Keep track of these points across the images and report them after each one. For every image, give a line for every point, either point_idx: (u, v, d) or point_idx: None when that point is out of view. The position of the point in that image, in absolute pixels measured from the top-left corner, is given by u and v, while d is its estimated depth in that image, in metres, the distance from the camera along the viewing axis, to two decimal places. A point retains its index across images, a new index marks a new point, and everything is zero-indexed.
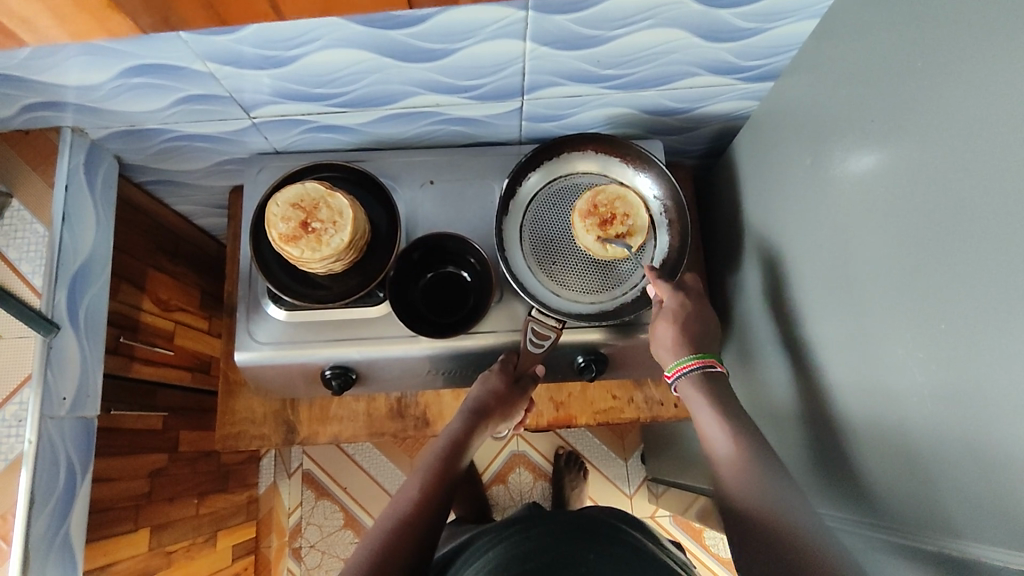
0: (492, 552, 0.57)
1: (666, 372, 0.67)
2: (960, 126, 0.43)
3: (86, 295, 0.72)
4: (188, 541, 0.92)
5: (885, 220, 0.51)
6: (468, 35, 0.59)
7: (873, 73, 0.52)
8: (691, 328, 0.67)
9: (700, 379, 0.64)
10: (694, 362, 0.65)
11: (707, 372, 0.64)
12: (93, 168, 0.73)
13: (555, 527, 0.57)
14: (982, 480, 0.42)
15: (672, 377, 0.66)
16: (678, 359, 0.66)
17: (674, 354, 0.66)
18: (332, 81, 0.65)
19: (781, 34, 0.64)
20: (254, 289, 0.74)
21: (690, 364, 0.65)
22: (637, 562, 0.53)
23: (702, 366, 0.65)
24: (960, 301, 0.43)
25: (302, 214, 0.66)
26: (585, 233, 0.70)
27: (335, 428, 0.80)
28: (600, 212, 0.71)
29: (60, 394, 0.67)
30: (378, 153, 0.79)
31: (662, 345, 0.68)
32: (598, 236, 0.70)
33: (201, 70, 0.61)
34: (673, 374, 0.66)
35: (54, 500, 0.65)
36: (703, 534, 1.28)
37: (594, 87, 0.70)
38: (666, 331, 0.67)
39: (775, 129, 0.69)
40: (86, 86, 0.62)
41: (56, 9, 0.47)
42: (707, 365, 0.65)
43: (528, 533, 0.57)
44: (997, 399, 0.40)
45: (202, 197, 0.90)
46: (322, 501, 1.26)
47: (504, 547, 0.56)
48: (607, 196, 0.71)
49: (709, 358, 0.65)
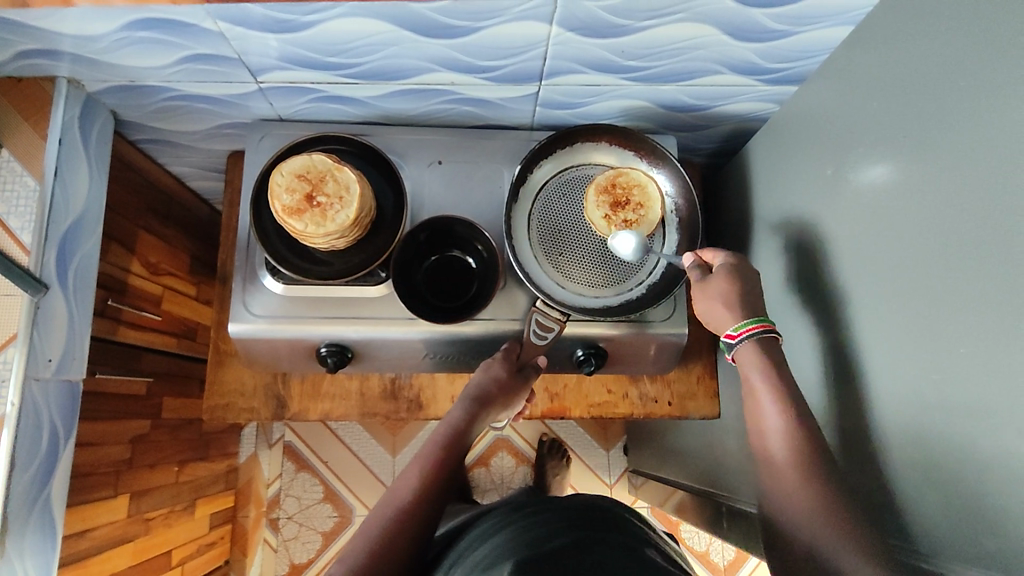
0: (497, 539, 0.56)
1: (732, 330, 0.63)
2: (992, 147, 0.43)
3: (76, 254, 0.69)
4: (167, 508, 0.90)
5: (907, 238, 0.51)
6: (494, 14, 0.57)
7: (903, 87, 0.52)
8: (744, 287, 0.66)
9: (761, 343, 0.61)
10: (759, 323, 0.62)
11: (765, 339, 0.62)
12: (88, 121, 0.70)
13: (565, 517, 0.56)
14: (989, 503, 0.43)
15: (735, 337, 0.62)
16: (742, 321, 0.63)
17: (734, 316, 0.63)
18: (347, 51, 0.63)
19: (809, 39, 0.63)
20: (251, 260, 0.72)
21: (752, 328, 0.62)
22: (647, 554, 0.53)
23: (760, 332, 0.62)
24: (982, 326, 0.43)
25: (308, 186, 0.64)
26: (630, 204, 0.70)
27: (326, 406, 0.79)
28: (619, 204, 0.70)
29: (45, 355, 0.65)
30: (386, 128, 0.77)
31: (719, 303, 0.64)
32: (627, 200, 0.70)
33: (210, 29, 0.58)
34: (737, 335, 0.62)
35: (36, 463, 0.63)
36: (679, 527, 1.30)
37: (615, 77, 0.69)
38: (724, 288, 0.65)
39: (794, 134, 0.68)
40: (87, 36, 0.59)
41: None
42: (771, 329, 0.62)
43: (535, 520, 0.57)
44: (1009, 427, 0.41)
45: (198, 159, 0.87)
46: (302, 474, 1.25)
47: (510, 534, 0.56)
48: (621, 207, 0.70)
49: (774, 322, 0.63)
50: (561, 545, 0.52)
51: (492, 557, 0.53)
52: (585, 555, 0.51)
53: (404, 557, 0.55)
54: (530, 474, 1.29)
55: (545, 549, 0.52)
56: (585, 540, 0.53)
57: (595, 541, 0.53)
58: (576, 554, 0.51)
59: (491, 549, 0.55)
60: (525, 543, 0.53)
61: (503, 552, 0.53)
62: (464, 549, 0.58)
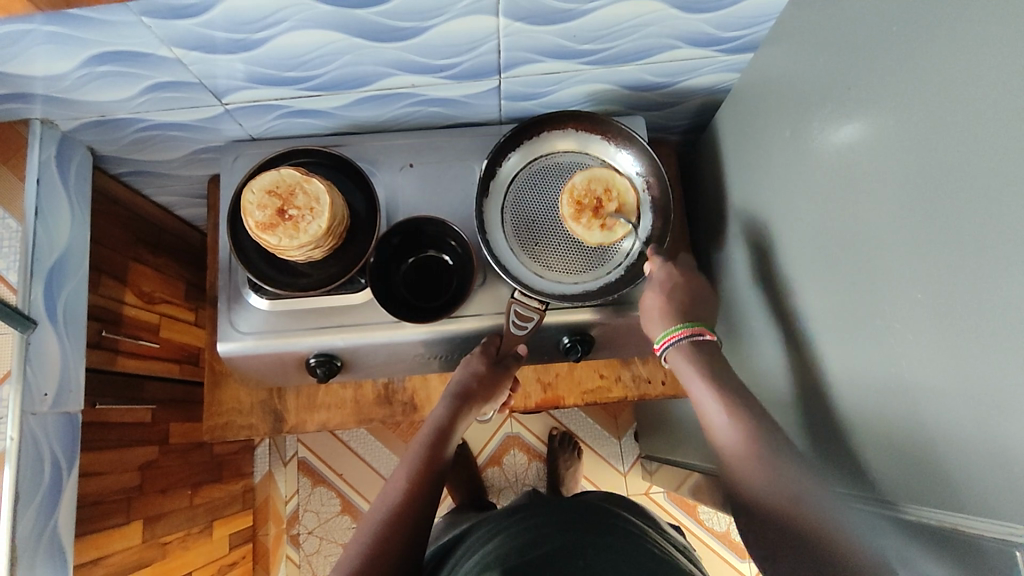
0: (490, 545, 0.57)
1: (657, 343, 0.67)
2: (936, 90, 0.43)
3: (64, 290, 0.71)
4: (183, 531, 0.92)
5: (865, 192, 0.51)
6: (440, 11, 0.58)
7: (852, 39, 0.51)
8: (679, 300, 0.67)
9: (688, 349, 0.65)
10: (682, 332, 0.65)
11: (695, 341, 0.65)
12: (65, 160, 0.72)
13: (556, 519, 0.57)
14: (962, 449, 0.42)
15: (661, 348, 0.67)
16: (665, 330, 0.67)
17: (662, 325, 0.67)
18: (303, 64, 0.64)
19: (760, 2, 0.62)
20: (234, 279, 0.73)
21: (679, 334, 0.65)
22: (639, 552, 0.53)
23: (689, 336, 0.65)
24: (941, 270, 0.43)
25: (278, 201, 0.65)
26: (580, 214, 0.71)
27: (322, 415, 0.81)
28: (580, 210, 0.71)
29: (40, 389, 0.67)
30: (356, 137, 0.78)
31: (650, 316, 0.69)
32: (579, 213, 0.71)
33: (167, 56, 0.60)
34: (661, 345, 0.67)
35: (40, 496, 0.65)
36: (697, 509, 1.29)
37: (573, 63, 0.69)
38: (654, 301, 0.68)
39: (757, 101, 0.68)
40: (52, 76, 0.60)
41: None
42: (696, 335, 0.65)
43: (528, 524, 0.57)
44: (977, 369, 0.40)
45: (181, 187, 0.89)
46: (318, 488, 1.26)
47: (501, 541, 0.56)
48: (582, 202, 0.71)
49: (699, 328, 0.66)
50: (549, 550, 0.52)
51: (484, 563, 0.54)
52: (574, 556, 0.51)
53: (400, 559, 0.57)
54: (543, 469, 1.29)
55: (534, 554, 0.52)
56: (578, 540, 0.54)
57: (585, 543, 0.53)
58: (567, 555, 0.51)
59: (486, 554, 0.55)
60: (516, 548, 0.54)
61: (496, 556, 0.54)
62: (465, 553, 0.59)
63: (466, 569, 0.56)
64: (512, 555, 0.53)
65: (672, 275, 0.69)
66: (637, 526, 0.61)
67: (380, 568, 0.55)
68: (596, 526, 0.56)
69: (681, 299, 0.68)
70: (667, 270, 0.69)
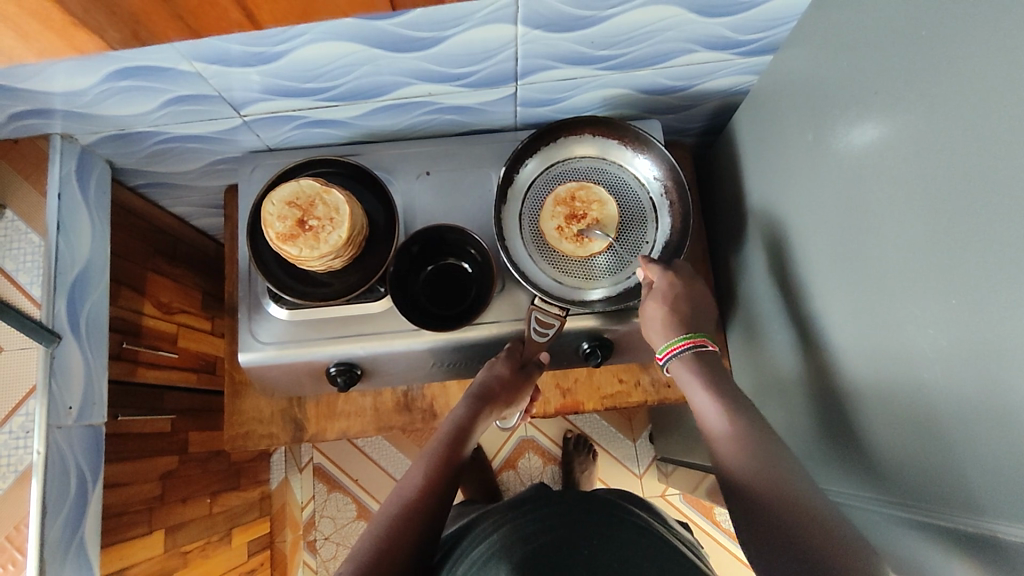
0: (495, 534, 0.57)
1: (658, 353, 0.67)
2: (965, 93, 0.42)
3: (86, 302, 0.72)
4: (203, 539, 0.92)
5: (892, 192, 0.50)
6: (459, 21, 0.58)
7: (874, 42, 0.51)
8: (681, 310, 0.67)
9: (690, 360, 0.65)
10: (684, 343, 0.66)
11: (699, 352, 0.65)
12: (85, 174, 0.72)
13: (559, 506, 0.58)
14: (992, 455, 0.41)
15: (663, 358, 0.67)
16: (667, 342, 0.66)
17: (663, 336, 0.67)
18: (321, 75, 0.64)
19: (778, 6, 0.62)
20: (254, 289, 0.73)
21: (682, 345, 0.66)
22: (655, 546, 0.54)
23: (692, 346, 0.65)
24: (974, 273, 0.42)
25: (298, 212, 0.65)
26: (550, 218, 0.73)
27: (342, 424, 0.81)
28: (573, 205, 0.73)
29: (66, 403, 0.67)
30: (373, 146, 0.78)
31: (650, 325, 0.68)
32: (560, 225, 0.73)
33: (187, 70, 0.60)
34: (665, 356, 0.67)
35: (67, 507, 0.65)
36: (713, 511, 1.29)
37: (590, 68, 0.69)
38: (655, 312, 0.67)
39: (776, 104, 0.67)
40: (72, 92, 0.61)
41: (21, 23, 0.45)
42: (697, 346, 0.65)
43: (532, 514, 0.57)
44: (1008, 377, 0.39)
45: (198, 198, 0.89)
46: (334, 494, 1.27)
47: (508, 529, 0.56)
48: (588, 195, 0.73)
49: (700, 339, 0.66)
50: (552, 543, 0.53)
51: (488, 553, 0.54)
52: (580, 550, 0.52)
53: (408, 553, 0.56)
54: (558, 472, 1.29)
55: (539, 546, 0.53)
56: (585, 530, 0.54)
57: (589, 534, 0.54)
58: (574, 548, 0.52)
59: (489, 544, 0.56)
60: (521, 540, 0.54)
61: (500, 546, 0.54)
62: (469, 545, 0.59)
63: (468, 560, 0.56)
64: (521, 547, 0.53)
65: (673, 285, 0.68)
66: (643, 515, 0.61)
67: (389, 559, 0.55)
68: (600, 512, 0.57)
69: (685, 308, 0.67)
70: (668, 278, 0.68)
